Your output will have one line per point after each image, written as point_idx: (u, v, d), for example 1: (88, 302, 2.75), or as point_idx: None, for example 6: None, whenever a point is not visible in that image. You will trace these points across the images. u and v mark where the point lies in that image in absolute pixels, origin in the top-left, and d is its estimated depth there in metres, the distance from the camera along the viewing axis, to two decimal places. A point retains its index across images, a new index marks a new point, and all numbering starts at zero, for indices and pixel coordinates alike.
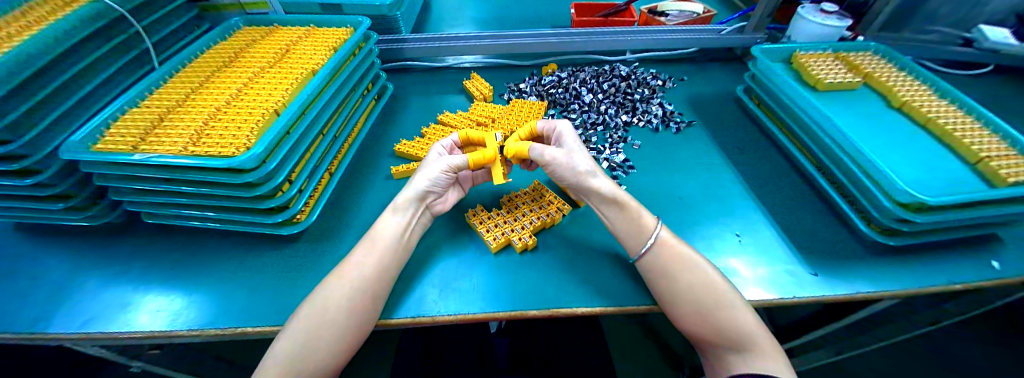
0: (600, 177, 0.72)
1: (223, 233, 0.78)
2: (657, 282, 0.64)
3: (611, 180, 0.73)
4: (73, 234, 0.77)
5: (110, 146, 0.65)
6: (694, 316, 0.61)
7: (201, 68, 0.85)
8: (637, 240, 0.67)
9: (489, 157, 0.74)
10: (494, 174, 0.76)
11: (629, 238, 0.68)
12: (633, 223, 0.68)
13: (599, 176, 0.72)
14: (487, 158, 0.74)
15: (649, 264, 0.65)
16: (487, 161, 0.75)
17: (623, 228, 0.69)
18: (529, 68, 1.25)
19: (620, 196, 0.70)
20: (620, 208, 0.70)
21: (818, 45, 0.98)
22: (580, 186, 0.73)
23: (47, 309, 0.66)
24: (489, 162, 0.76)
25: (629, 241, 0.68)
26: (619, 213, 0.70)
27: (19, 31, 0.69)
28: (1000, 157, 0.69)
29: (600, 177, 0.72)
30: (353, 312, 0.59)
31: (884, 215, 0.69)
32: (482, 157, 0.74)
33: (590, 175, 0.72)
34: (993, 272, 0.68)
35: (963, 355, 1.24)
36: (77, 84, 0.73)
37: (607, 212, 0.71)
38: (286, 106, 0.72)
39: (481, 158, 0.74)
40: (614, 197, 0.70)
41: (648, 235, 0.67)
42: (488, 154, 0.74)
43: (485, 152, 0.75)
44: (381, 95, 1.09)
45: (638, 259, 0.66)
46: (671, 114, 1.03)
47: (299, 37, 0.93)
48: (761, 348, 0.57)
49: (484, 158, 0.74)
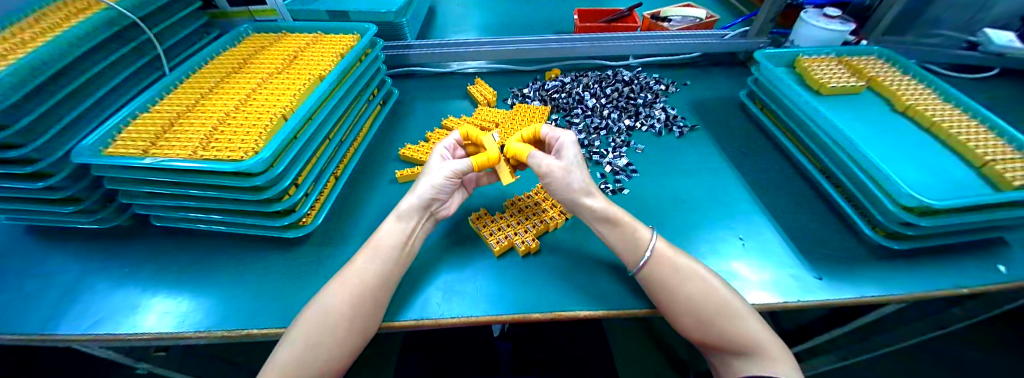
0: (595, 196, 0.72)
1: (229, 237, 0.78)
2: (657, 294, 0.64)
3: (606, 199, 0.73)
4: (83, 236, 0.79)
5: (123, 150, 0.66)
6: (697, 326, 0.61)
7: (211, 74, 0.87)
8: (633, 255, 0.67)
9: (494, 158, 0.75)
10: (501, 174, 0.78)
11: (625, 251, 0.68)
12: (628, 238, 0.68)
13: (595, 195, 0.72)
14: (492, 159, 0.75)
15: (647, 276, 0.65)
16: (491, 162, 0.76)
17: (619, 245, 0.69)
18: (533, 73, 1.26)
19: (612, 212, 0.70)
20: (613, 224, 0.70)
21: (821, 50, 0.99)
22: (572, 203, 0.73)
23: (57, 310, 0.67)
24: (494, 164, 0.77)
25: (627, 256, 0.67)
26: (612, 230, 0.70)
27: (33, 38, 0.71)
28: (1005, 160, 0.69)
29: (596, 196, 0.72)
30: (359, 315, 0.59)
31: (887, 218, 0.68)
32: (488, 159, 0.75)
33: (584, 194, 0.72)
34: (999, 275, 0.67)
35: (972, 360, 1.23)
36: (89, 89, 0.74)
37: (600, 229, 0.71)
38: (293, 112, 0.73)
39: (485, 160, 0.75)
40: (606, 215, 0.70)
41: (644, 248, 0.66)
42: (493, 156, 0.75)
43: (490, 154, 0.76)
44: (386, 101, 1.10)
45: (637, 273, 0.65)
46: (674, 119, 1.03)
47: (308, 44, 0.95)
48: (767, 354, 0.57)
49: (490, 160, 0.75)
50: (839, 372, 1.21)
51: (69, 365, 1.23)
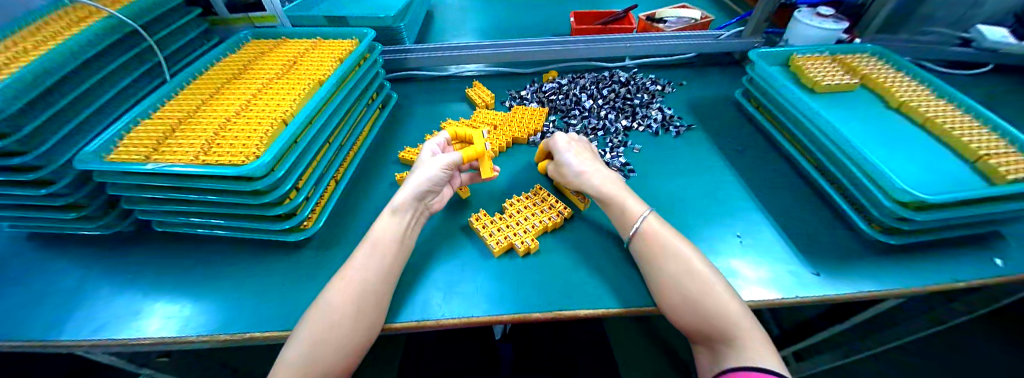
0: (585, 177, 0.77)
1: (232, 240, 0.79)
2: (645, 268, 0.66)
3: (602, 177, 0.77)
4: (84, 242, 0.79)
5: (124, 156, 0.67)
6: (680, 307, 0.61)
7: (212, 80, 0.88)
8: (625, 228, 0.71)
9: (479, 152, 0.79)
10: (483, 167, 0.80)
11: (619, 226, 0.72)
12: (619, 213, 0.72)
13: (584, 176, 0.77)
14: (478, 153, 0.79)
15: (637, 251, 0.68)
16: (478, 156, 0.80)
17: (614, 220, 0.73)
18: (530, 75, 1.28)
19: (600, 193, 0.75)
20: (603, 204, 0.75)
21: (814, 48, 1.00)
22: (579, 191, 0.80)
23: (60, 316, 0.67)
24: (478, 158, 0.80)
25: (620, 227, 0.72)
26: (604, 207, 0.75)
27: (35, 46, 0.72)
28: (999, 155, 0.70)
29: (583, 180, 0.77)
30: (363, 312, 0.59)
31: (883, 213, 0.69)
32: (473, 152, 0.79)
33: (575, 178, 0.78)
34: (994, 268, 0.68)
35: (976, 357, 1.22)
36: (91, 97, 0.75)
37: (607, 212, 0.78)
38: (294, 115, 0.74)
39: (472, 153, 0.79)
40: (595, 195, 0.76)
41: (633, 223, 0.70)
42: (479, 149, 0.79)
43: (475, 148, 0.79)
44: (385, 104, 1.11)
45: (628, 243, 0.70)
46: (671, 119, 1.04)
47: (307, 50, 0.96)
48: (744, 339, 0.56)
49: (475, 153, 0.79)
50: (841, 370, 1.21)
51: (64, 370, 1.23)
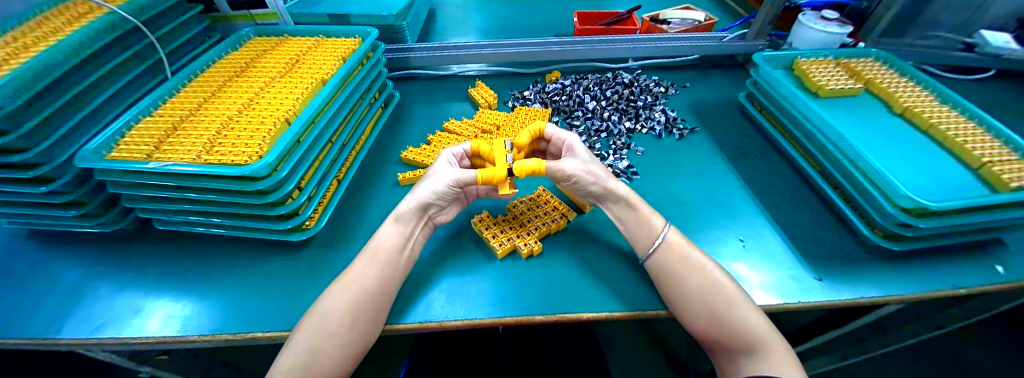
0: (614, 180, 0.74)
1: (234, 240, 0.79)
2: (665, 279, 0.65)
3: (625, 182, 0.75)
4: (85, 239, 0.79)
5: (125, 155, 0.66)
6: (706, 319, 0.61)
7: (215, 77, 0.87)
8: (646, 240, 0.69)
9: (499, 176, 0.72)
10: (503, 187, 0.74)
11: (640, 236, 0.70)
12: (643, 223, 0.70)
13: (613, 180, 0.74)
14: (498, 177, 0.73)
15: (658, 264, 0.66)
16: (496, 180, 0.73)
17: (634, 229, 0.71)
18: (533, 75, 1.27)
19: (631, 197, 0.72)
20: (632, 209, 0.72)
21: (818, 52, 0.99)
22: (600, 191, 0.74)
23: (59, 315, 0.67)
24: (499, 181, 0.74)
25: (640, 241, 0.69)
26: (629, 213, 0.72)
27: (35, 42, 0.71)
28: (1002, 162, 0.70)
29: (613, 181, 0.73)
30: (358, 321, 0.59)
31: (887, 220, 0.69)
32: (494, 176, 0.73)
33: (603, 179, 0.73)
34: (994, 275, 0.68)
35: (971, 359, 1.24)
36: (92, 95, 0.75)
37: (620, 212, 0.73)
38: (297, 115, 0.74)
39: (490, 176, 0.73)
40: (626, 197, 0.72)
41: (655, 235, 0.68)
42: (499, 174, 0.73)
43: (496, 171, 0.73)
44: (388, 104, 1.11)
45: (648, 259, 0.67)
46: (674, 121, 1.03)
47: (309, 48, 0.95)
48: (771, 350, 0.57)
49: (495, 177, 0.73)
50: (838, 371, 1.22)
51: (68, 365, 1.24)
